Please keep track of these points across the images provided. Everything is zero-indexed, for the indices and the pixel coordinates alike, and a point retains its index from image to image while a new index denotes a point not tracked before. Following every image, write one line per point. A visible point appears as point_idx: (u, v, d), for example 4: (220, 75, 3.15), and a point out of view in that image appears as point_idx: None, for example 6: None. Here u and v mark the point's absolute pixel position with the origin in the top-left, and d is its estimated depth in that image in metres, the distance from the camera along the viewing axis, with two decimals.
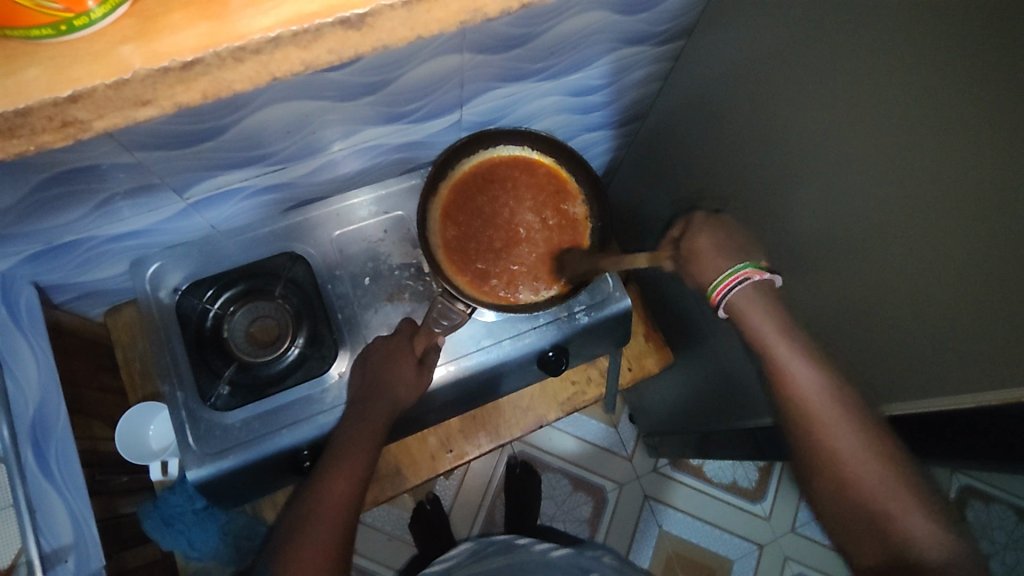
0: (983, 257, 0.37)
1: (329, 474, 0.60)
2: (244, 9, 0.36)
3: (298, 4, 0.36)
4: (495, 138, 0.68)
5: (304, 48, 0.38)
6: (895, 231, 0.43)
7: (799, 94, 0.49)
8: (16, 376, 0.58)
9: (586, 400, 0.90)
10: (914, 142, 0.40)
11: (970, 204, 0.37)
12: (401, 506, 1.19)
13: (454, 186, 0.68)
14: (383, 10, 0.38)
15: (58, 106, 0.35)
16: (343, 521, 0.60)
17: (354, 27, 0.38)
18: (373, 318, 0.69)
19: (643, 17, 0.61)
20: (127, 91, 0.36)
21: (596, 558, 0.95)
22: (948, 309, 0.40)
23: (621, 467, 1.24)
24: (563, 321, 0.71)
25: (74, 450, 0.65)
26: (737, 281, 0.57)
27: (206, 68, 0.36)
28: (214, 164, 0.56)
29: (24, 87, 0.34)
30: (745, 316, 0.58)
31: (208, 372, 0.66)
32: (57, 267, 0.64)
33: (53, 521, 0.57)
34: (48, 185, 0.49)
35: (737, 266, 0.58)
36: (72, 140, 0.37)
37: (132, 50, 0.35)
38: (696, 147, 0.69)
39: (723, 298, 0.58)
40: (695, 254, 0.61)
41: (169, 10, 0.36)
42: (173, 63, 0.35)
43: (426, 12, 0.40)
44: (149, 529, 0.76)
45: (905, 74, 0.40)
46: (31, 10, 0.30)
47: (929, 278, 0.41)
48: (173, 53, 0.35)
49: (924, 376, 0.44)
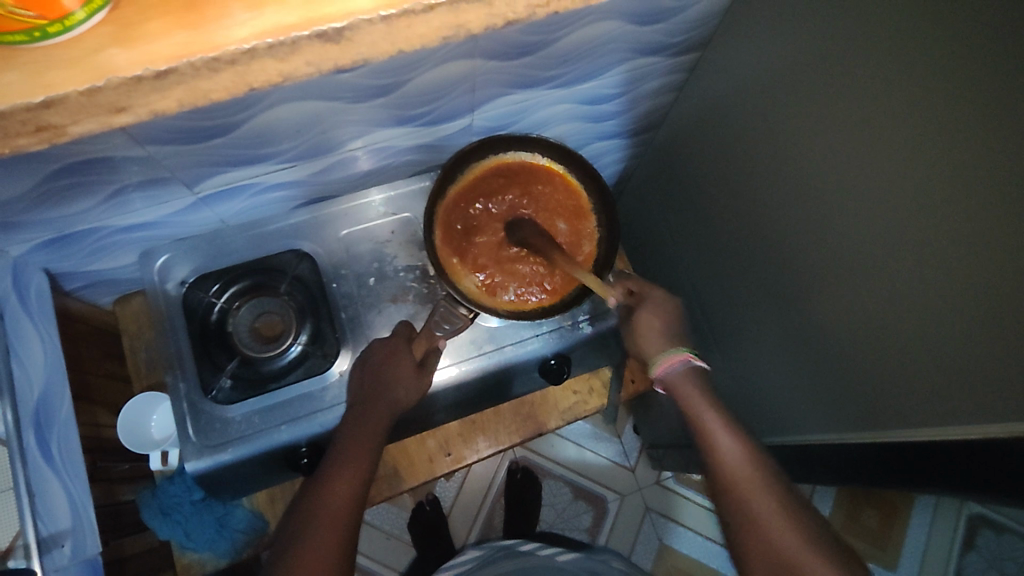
0: (1003, 287, 0.37)
1: (336, 470, 0.59)
2: (223, 21, 0.34)
3: (276, 15, 0.34)
4: (506, 145, 0.67)
5: (282, 60, 0.35)
6: (916, 254, 0.42)
7: (824, 107, 0.49)
8: (21, 362, 0.59)
9: (587, 410, 0.90)
10: (936, 166, 0.39)
11: (988, 233, 0.37)
12: (399, 506, 1.19)
13: (464, 188, 0.68)
14: (361, 24, 0.34)
15: (31, 111, 0.33)
16: (348, 522, 0.57)
17: (332, 41, 0.34)
18: (377, 319, 0.70)
19: (658, 28, 0.60)
20: (100, 99, 0.33)
21: (605, 561, 0.95)
22: (963, 334, 0.40)
23: (623, 478, 1.23)
24: (566, 330, 0.70)
25: (76, 437, 0.65)
26: (676, 360, 0.60)
27: (186, 78, 0.34)
28: (226, 159, 0.57)
29: (3, 90, 0.32)
30: (683, 396, 0.59)
31: (211, 364, 0.66)
32: (69, 255, 0.65)
33: (51, 506, 0.57)
34: (62, 174, 0.50)
35: (677, 348, 0.62)
36: (49, 145, 0.35)
37: (118, 54, 0.33)
38: (711, 159, 0.69)
39: (662, 375, 0.61)
40: (651, 325, 0.63)
41: (147, 18, 0.33)
42: (147, 72, 0.33)
43: (405, 28, 0.36)
44: (147, 519, 0.77)
45: (932, 96, 0.39)
46: (4, 18, 0.28)
47: (948, 304, 0.41)
48: (148, 62, 0.33)
49: (937, 402, 0.43)
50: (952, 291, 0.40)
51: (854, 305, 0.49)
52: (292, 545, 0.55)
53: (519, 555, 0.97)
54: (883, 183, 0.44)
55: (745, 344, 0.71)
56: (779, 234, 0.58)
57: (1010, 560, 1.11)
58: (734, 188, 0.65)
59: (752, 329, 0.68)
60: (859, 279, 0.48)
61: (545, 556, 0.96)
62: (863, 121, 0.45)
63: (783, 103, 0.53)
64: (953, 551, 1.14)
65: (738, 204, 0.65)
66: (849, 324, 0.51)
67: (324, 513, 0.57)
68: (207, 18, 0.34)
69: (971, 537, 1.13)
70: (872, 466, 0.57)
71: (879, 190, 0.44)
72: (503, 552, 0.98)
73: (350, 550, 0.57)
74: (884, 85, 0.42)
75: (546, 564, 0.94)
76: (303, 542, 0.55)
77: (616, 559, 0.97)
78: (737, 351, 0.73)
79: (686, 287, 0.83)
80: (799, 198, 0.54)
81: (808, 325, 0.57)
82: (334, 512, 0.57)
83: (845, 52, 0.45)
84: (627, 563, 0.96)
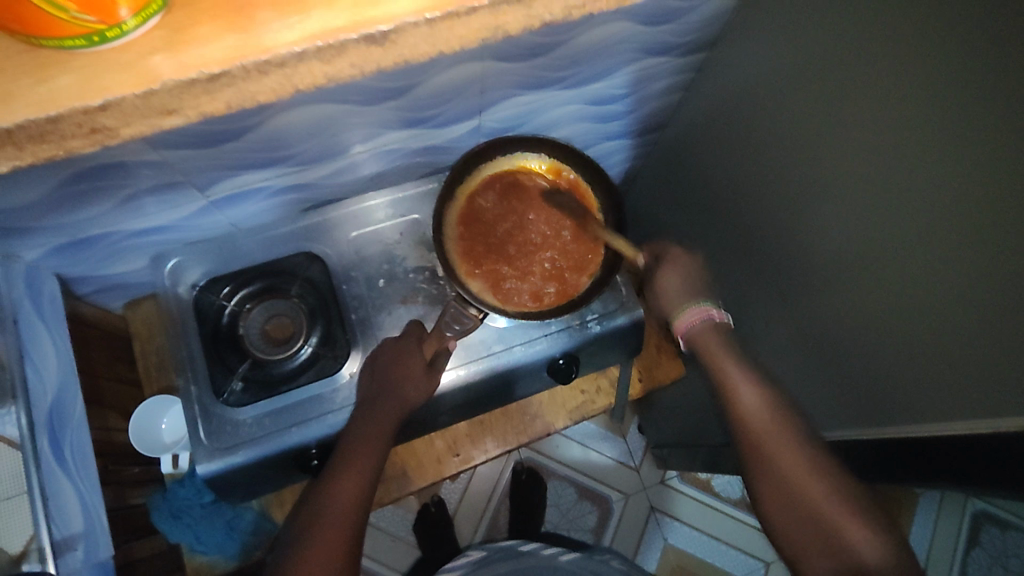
0: (1010, 285, 0.37)
1: (342, 470, 0.60)
2: (271, 22, 0.34)
3: (322, 19, 0.34)
4: (498, 151, 0.68)
5: (328, 62, 0.35)
6: (925, 251, 0.43)
7: (832, 105, 0.49)
8: (36, 366, 0.59)
9: (595, 409, 0.90)
10: (947, 163, 0.40)
11: (999, 233, 0.37)
12: (406, 507, 1.19)
13: (461, 211, 0.68)
14: (407, 27, 0.35)
15: (88, 115, 0.33)
16: (351, 527, 0.58)
17: (377, 43, 0.35)
18: (386, 320, 0.70)
19: (666, 28, 0.61)
20: (155, 101, 0.34)
21: (605, 561, 0.95)
22: (969, 331, 0.40)
23: (629, 477, 1.23)
24: (576, 329, 0.71)
25: (88, 441, 0.66)
26: (704, 312, 0.62)
27: (235, 80, 0.34)
28: (237, 163, 0.57)
29: (56, 95, 0.32)
30: (706, 350, 0.61)
31: (222, 367, 0.67)
32: (82, 259, 0.65)
33: (65, 510, 0.57)
34: (77, 179, 0.50)
35: (699, 302, 0.63)
36: (101, 147, 0.36)
37: (162, 61, 0.33)
38: (718, 158, 0.69)
39: (685, 329, 0.63)
40: (672, 281, 0.64)
41: (198, 23, 0.34)
42: (200, 75, 0.33)
43: (448, 30, 0.36)
44: (158, 521, 0.77)
45: (944, 93, 0.39)
46: (63, 23, 0.28)
47: (957, 299, 0.41)
48: (201, 65, 0.33)
49: (944, 396, 0.44)
50: (958, 289, 0.41)
51: (864, 301, 0.50)
52: (298, 545, 0.57)
53: (517, 556, 0.96)
54: (894, 181, 0.44)
55: (753, 342, 0.71)
56: (788, 232, 0.58)
57: (1011, 556, 1.13)
58: (742, 187, 0.65)
59: (761, 328, 0.68)
60: (868, 276, 0.49)
61: (545, 557, 0.96)
62: (874, 118, 0.45)
63: (791, 102, 0.54)
64: (957, 548, 1.14)
65: (746, 203, 0.65)
66: (859, 320, 0.51)
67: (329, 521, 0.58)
68: (256, 21, 0.34)
69: (976, 533, 1.14)
70: (882, 467, 0.57)
71: (890, 187, 0.44)
72: (501, 554, 0.97)
73: (354, 551, 0.58)
74: (897, 81, 0.42)
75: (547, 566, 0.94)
76: (306, 548, 0.56)
77: (617, 557, 0.98)
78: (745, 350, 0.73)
79: None
80: (808, 196, 0.54)
81: (818, 324, 0.57)
82: (339, 512, 0.58)
83: (856, 50, 0.45)
84: (627, 563, 0.97)
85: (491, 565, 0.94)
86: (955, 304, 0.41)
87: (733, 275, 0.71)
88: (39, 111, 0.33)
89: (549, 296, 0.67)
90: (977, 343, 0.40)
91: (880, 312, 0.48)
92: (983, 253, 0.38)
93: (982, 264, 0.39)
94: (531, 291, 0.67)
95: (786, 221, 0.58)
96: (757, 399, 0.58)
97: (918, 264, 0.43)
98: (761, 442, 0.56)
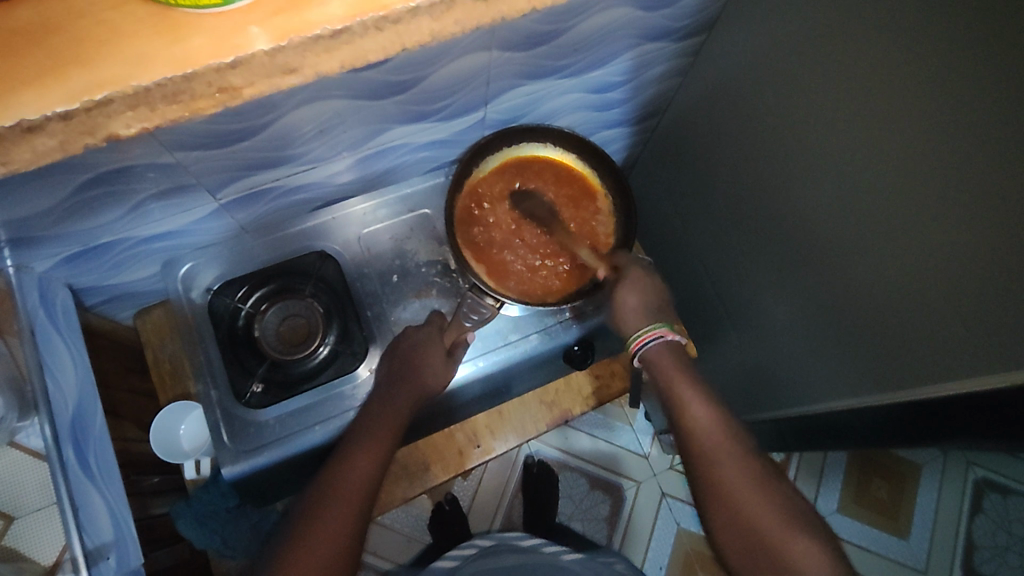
0: (1007, 241, 0.38)
1: (355, 450, 0.59)
2: None
3: None
4: (495, 144, 0.68)
5: None
6: (925, 213, 0.44)
7: (827, 81, 0.50)
8: (55, 376, 0.59)
9: (610, 394, 0.91)
10: (938, 127, 0.41)
11: (993, 189, 0.38)
12: (420, 507, 1.19)
13: (472, 213, 0.69)
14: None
15: None
16: (361, 507, 0.56)
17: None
18: (403, 314, 0.71)
19: (665, 13, 0.62)
20: None
21: (607, 563, 0.96)
22: (961, 290, 0.42)
23: (639, 464, 1.24)
24: (589, 316, 0.72)
25: (111, 452, 0.64)
26: (653, 337, 0.63)
27: (351, 35, 0.39)
28: (248, 165, 0.58)
29: None
30: (661, 369, 0.62)
31: (241, 370, 0.66)
32: (92, 268, 0.64)
33: (94, 520, 0.56)
34: (91, 185, 0.50)
35: (655, 324, 0.64)
36: None
37: (259, 32, 0.37)
38: (716, 139, 0.71)
39: (639, 350, 0.64)
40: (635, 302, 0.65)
41: None
42: (322, 32, 0.38)
43: None
44: (183, 529, 0.76)
45: (943, 58, 0.40)
46: None
47: (956, 258, 0.42)
48: (325, 22, 0.38)
49: (936, 354, 0.45)
50: (950, 250, 0.43)
51: (867, 267, 0.51)
52: (305, 522, 0.53)
53: (522, 551, 0.97)
54: (893, 149, 0.45)
55: (758, 319, 0.72)
56: (790, 206, 0.60)
57: None
58: (741, 168, 0.67)
59: (764, 302, 0.70)
60: (872, 243, 0.50)
61: (548, 553, 0.96)
62: (869, 91, 0.46)
63: (788, 81, 0.55)
64: (962, 514, 1.16)
65: (747, 182, 0.67)
66: (863, 286, 0.52)
67: (336, 503, 0.55)
68: None
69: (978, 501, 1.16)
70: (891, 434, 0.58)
71: (888, 154, 0.46)
72: (506, 546, 0.98)
73: (359, 538, 0.54)
74: (892, 53, 0.44)
75: (549, 563, 0.94)
76: (315, 523, 0.53)
77: (621, 560, 0.98)
78: (752, 327, 0.74)
79: (697, 267, 0.85)
80: (807, 169, 0.56)
81: (823, 292, 0.58)
82: (350, 488, 0.56)
83: (850, 24, 0.47)
84: (631, 568, 0.96)
85: (491, 556, 0.96)
86: (957, 263, 0.42)
87: (738, 252, 0.73)
88: (176, 69, 0.37)
89: (550, 285, 0.68)
90: (979, 296, 0.41)
91: (881, 272, 0.49)
92: (984, 212, 0.40)
93: (981, 223, 0.40)
94: (533, 280, 0.68)
95: (789, 195, 0.59)
96: (707, 415, 0.59)
97: (914, 229, 0.45)
98: (712, 455, 0.56)
